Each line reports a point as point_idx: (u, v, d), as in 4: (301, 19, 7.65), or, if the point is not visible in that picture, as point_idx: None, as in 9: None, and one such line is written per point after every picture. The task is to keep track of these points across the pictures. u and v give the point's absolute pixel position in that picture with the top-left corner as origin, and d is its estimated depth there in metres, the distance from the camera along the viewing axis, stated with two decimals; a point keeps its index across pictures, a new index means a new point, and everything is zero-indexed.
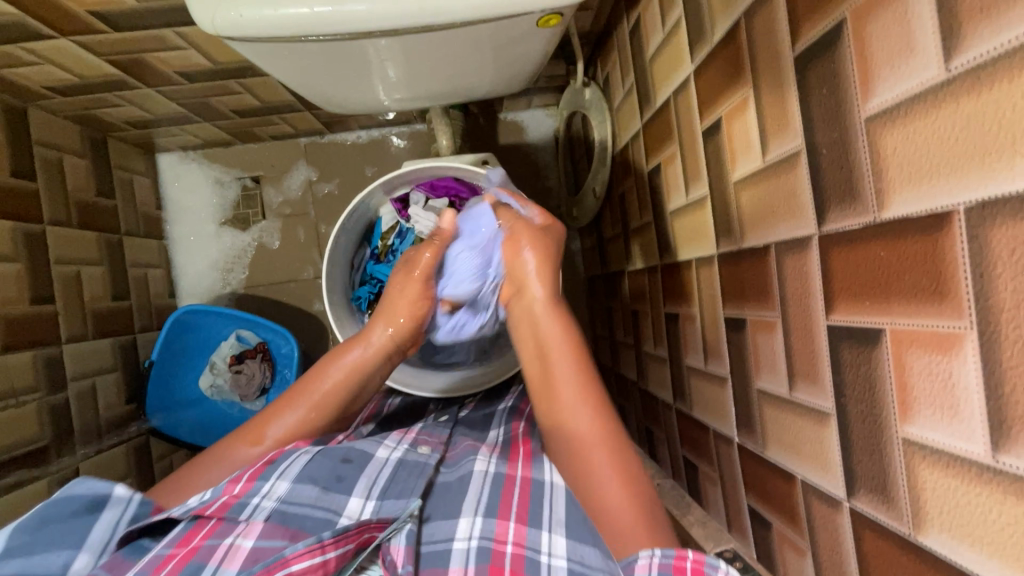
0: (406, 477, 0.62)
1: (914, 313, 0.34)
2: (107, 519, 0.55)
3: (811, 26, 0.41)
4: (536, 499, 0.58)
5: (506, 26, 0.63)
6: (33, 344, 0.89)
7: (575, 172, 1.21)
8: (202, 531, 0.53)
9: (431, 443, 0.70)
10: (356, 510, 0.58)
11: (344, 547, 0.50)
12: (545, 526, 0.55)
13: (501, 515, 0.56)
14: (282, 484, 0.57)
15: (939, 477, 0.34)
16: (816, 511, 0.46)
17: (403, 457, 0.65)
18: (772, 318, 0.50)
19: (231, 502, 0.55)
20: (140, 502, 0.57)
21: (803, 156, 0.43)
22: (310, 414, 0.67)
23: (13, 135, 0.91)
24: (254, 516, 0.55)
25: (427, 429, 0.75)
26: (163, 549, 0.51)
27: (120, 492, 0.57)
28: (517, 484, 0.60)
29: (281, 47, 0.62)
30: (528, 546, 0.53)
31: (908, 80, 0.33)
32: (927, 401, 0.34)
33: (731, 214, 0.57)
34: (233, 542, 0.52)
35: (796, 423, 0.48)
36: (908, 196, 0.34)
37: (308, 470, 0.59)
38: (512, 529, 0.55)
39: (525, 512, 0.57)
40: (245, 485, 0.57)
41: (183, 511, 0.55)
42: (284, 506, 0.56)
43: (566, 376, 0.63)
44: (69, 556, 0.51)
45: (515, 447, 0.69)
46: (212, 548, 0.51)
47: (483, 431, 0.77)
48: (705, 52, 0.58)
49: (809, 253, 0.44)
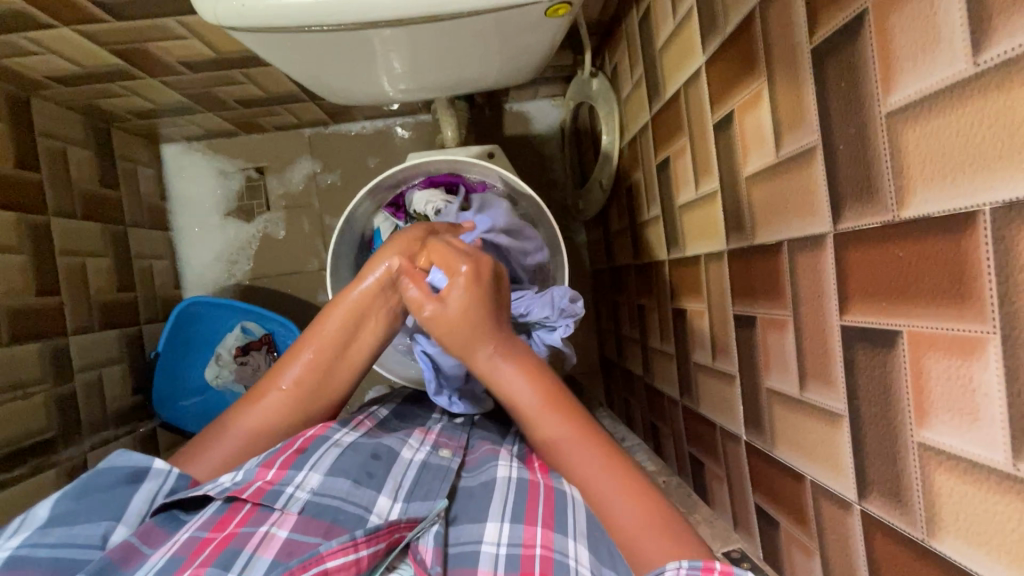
0: (430, 480, 0.60)
1: (934, 316, 0.33)
2: (145, 491, 0.53)
3: (830, 17, 0.40)
4: (560, 507, 0.56)
5: (513, 16, 0.62)
6: (38, 335, 0.89)
7: (582, 163, 1.19)
8: (237, 517, 0.52)
9: (452, 447, 0.67)
10: (385, 509, 0.56)
11: (375, 546, 0.49)
12: (571, 533, 0.53)
13: (529, 519, 0.54)
14: (315, 475, 0.56)
15: (954, 483, 0.33)
16: (826, 514, 0.46)
17: (426, 460, 0.63)
18: (783, 316, 0.50)
19: (266, 488, 0.54)
20: (178, 475, 0.56)
21: (819, 151, 0.42)
22: (314, 366, 0.63)
23: (16, 126, 0.90)
24: (289, 506, 0.54)
25: (447, 431, 0.72)
26: (199, 533, 0.50)
27: (160, 464, 0.55)
28: (541, 490, 0.58)
29: (285, 37, 0.61)
30: (556, 550, 0.51)
31: (934, 74, 0.32)
32: (945, 405, 0.33)
33: (742, 210, 0.56)
34: (268, 532, 0.51)
35: (806, 424, 0.48)
36: (930, 195, 0.33)
37: (339, 463, 0.58)
38: (540, 534, 0.52)
39: (552, 517, 0.54)
40: (279, 472, 0.56)
41: (219, 491, 0.54)
42: (317, 497, 0.55)
43: (550, 424, 0.59)
44: (109, 527, 0.50)
45: (530, 460, 0.67)
46: (247, 535, 0.50)
47: (502, 437, 0.74)
48: (717, 43, 0.57)
49: (823, 251, 0.43)
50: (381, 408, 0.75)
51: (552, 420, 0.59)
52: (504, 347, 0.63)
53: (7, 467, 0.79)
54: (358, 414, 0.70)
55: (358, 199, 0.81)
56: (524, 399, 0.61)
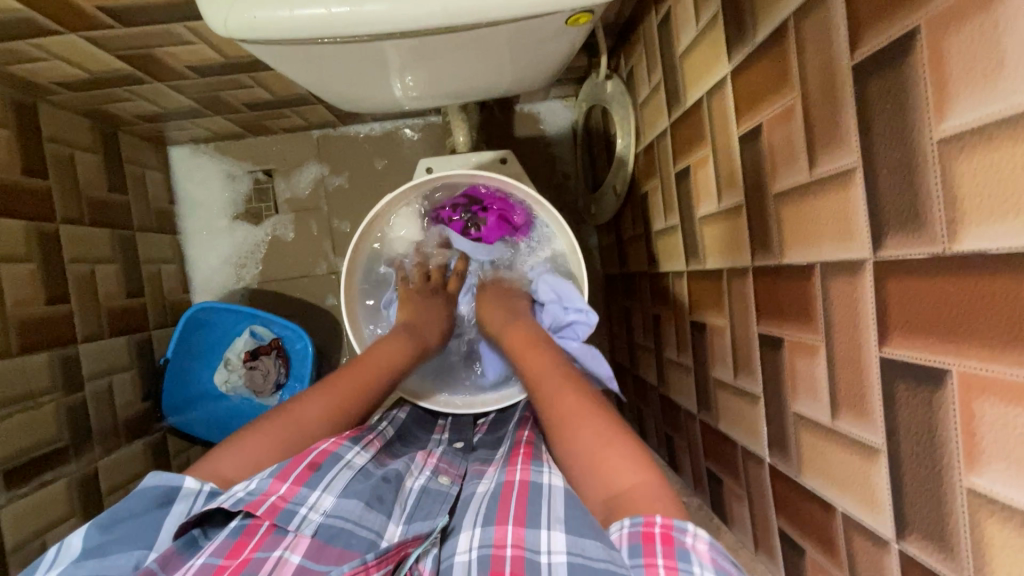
0: (430, 503, 0.58)
1: (987, 359, 0.31)
2: (175, 514, 0.52)
3: (875, 33, 0.37)
4: (534, 498, 0.53)
5: (531, 25, 0.60)
6: (48, 344, 0.88)
7: (594, 167, 1.17)
8: (252, 542, 0.50)
9: (452, 474, 0.65)
10: (395, 534, 0.54)
11: (384, 568, 0.48)
12: (545, 524, 0.49)
13: (500, 520, 0.51)
14: (328, 497, 0.54)
15: (1010, 536, 0.31)
16: (858, 547, 0.44)
17: (426, 485, 0.61)
18: (815, 342, 0.48)
19: (280, 505, 0.52)
20: (209, 492, 0.54)
21: (858, 175, 0.40)
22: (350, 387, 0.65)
23: (23, 132, 0.89)
24: (302, 528, 0.52)
25: (447, 455, 0.69)
26: (213, 558, 0.48)
27: (190, 484, 0.53)
28: (516, 489, 0.55)
29: (296, 49, 0.59)
30: (528, 547, 0.47)
31: (995, 103, 0.30)
32: (999, 453, 0.32)
33: (769, 228, 0.54)
34: (281, 557, 0.49)
35: (838, 454, 0.46)
36: (987, 231, 0.31)
37: (353, 486, 0.56)
38: (510, 533, 0.49)
39: (523, 513, 0.51)
40: (292, 488, 0.53)
41: (234, 504, 0.52)
42: (329, 519, 0.53)
43: (546, 373, 0.63)
44: (139, 554, 0.48)
45: (518, 447, 0.64)
46: (262, 561, 0.48)
47: (495, 448, 0.72)
48: (746, 53, 0.55)
49: (861, 279, 0.41)
50: (387, 426, 0.72)
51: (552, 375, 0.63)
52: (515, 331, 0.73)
53: (18, 481, 0.79)
54: (366, 430, 0.67)
55: (384, 204, 0.76)
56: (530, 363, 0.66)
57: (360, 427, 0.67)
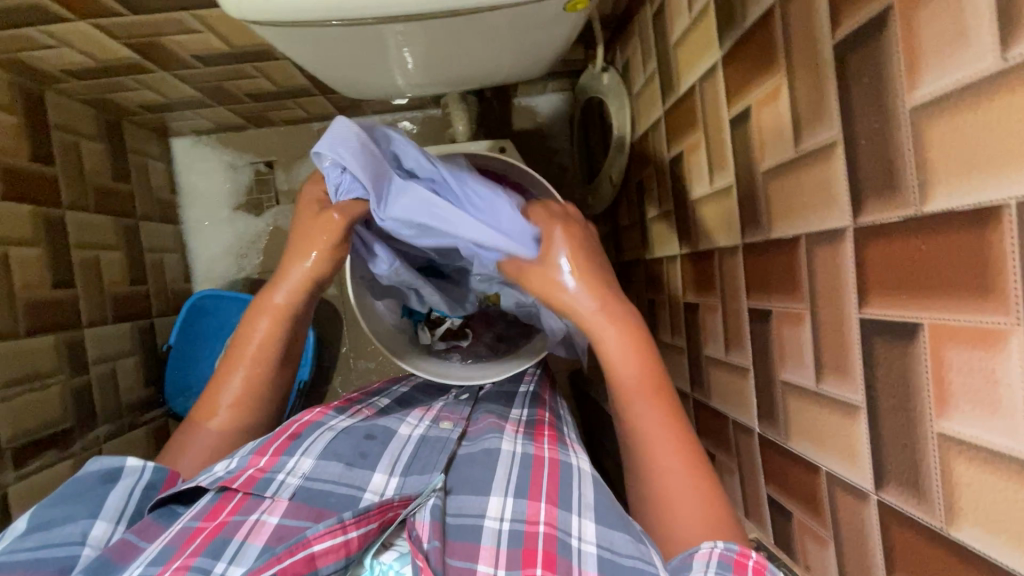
0: (428, 453, 0.60)
1: (955, 308, 0.34)
2: (122, 489, 0.52)
3: (855, 12, 0.40)
4: (565, 480, 0.54)
5: (532, 11, 0.62)
6: (54, 328, 0.90)
7: (591, 158, 1.19)
8: (229, 505, 0.51)
9: (454, 419, 0.67)
10: (381, 486, 0.56)
11: (366, 527, 0.48)
12: (575, 509, 0.51)
13: (532, 495, 0.52)
14: (307, 460, 0.56)
15: (975, 472, 0.34)
16: (840, 503, 0.47)
17: (425, 434, 0.63)
18: (800, 310, 0.50)
19: (258, 476, 0.54)
20: (154, 468, 0.55)
21: (839, 147, 0.43)
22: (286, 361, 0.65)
23: (31, 119, 0.91)
24: (280, 493, 0.53)
25: (449, 405, 0.72)
26: (191, 522, 0.49)
27: (132, 462, 0.53)
28: (546, 465, 0.56)
29: (304, 31, 0.61)
30: (560, 527, 0.49)
31: (961, 70, 0.32)
32: (966, 397, 0.34)
33: (759, 205, 0.56)
34: (258, 520, 0.50)
35: (823, 415, 0.48)
36: (952, 190, 0.33)
37: (332, 447, 0.58)
38: (543, 510, 0.51)
39: (556, 493, 0.53)
40: (271, 459, 0.55)
41: (212, 481, 0.53)
42: (309, 482, 0.54)
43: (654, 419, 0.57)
44: (88, 524, 0.49)
45: (541, 428, 0.64)
46: (238, 524, 0.49)
47: (508, 405, 0.72)
48: (735, 38, 0.57)
49: (842, 245, 0.43)
50: (382, 398, 0.73)
51: (650, 405, 0.57)
52: (604, 303, 0.59)
53: (25, 459, 0.81)
54: (357, 403, 0.69)
55: None
56: (620, 366, 0.58)
57: (350, 402, 0.69)
